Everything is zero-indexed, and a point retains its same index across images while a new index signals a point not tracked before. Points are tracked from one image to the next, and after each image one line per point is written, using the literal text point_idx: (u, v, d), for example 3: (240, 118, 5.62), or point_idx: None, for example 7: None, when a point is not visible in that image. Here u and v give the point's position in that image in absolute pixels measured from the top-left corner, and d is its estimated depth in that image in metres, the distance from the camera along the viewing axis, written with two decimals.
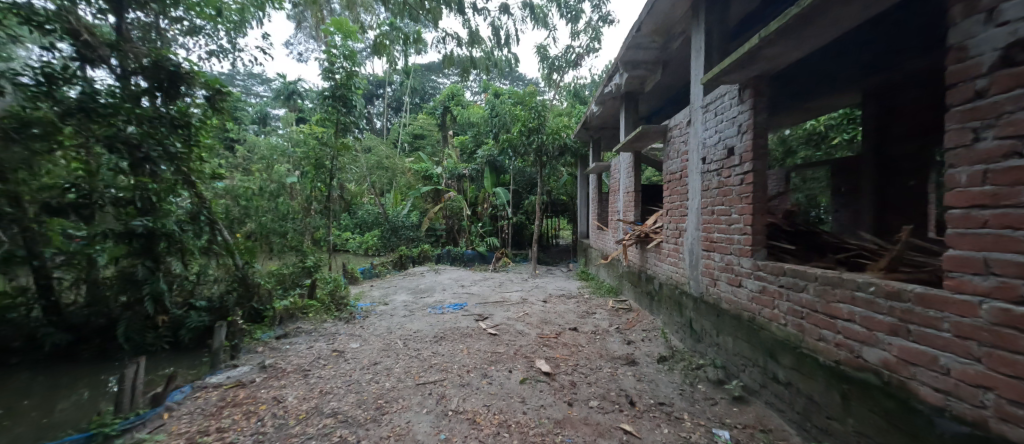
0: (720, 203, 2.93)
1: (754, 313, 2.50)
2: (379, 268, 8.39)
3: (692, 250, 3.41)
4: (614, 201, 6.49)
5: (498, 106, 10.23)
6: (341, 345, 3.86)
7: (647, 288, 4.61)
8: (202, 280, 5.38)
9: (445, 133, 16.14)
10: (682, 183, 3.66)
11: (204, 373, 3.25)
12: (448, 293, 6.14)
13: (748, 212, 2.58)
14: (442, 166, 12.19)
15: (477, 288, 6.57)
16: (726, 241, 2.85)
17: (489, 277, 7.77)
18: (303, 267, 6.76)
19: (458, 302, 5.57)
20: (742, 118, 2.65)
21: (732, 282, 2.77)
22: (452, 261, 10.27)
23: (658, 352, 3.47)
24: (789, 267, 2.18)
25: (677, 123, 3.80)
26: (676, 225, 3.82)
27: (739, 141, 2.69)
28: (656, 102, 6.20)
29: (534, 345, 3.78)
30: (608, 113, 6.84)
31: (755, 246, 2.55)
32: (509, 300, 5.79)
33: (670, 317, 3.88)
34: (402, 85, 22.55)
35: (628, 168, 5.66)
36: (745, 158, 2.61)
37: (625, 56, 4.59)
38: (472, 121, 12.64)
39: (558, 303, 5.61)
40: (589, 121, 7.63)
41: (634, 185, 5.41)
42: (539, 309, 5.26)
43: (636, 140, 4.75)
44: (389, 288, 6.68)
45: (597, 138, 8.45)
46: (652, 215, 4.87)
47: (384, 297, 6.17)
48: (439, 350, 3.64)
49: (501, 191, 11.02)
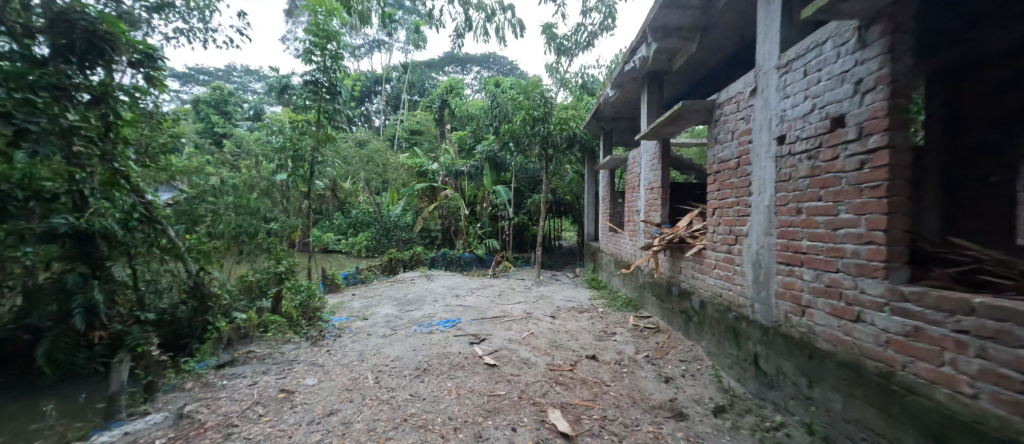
0: (816, 198, 2.05)
1: (891, 367, 1.63)
2: (365, 273, 7.47)
3: (760, 263, 2.52)
4: (632, 200, 5.64)
5: (499, 96, 9.33)
6: (293, 381, 2.99)
7: (682, 306, 3.74)
8: (151, 287, 4.34)
9: (443, 128, 15.26)
10: (740, 173, 2.79)
11: (93, 429, 2.36)
12: (439, 305, 5.26)
13: (879, 211, 1.69)
14: (438, 162, 11.31)
15: (473, 299, 5.68)
16: (827, 252, 1.97)
17: (487, 285, 6.88)
18: (274, 272, 5.87)
19: (450, 317, 4.70)
20: (863, 70, 1.77)
21: (841, 314, 1.89)
22: (447, 265, 9.34)
23: (710, 399, 2.61)
24: (980, 300, 1.30)
25: (730, 96, 2.92)
26: (729, 228, 2.95)
27: (855, 105, 1.82)
28: (685, 83, 5.35)
29: (545, 384, 2.90)
30: (626, 97, 5.98)
31: (891, 263, 1.66)
32: (510, 315, 4.90)
33: (719, 348, 3.02)
34: (401, 80, 21.68)
35: (651, 159, 4.80)
36: (872, 130, 1.73)
37: (657, 20, 3.73)
38: (471, 115, 11.77)
39: (568, 319, 4.71)
40: (601, 110, 6.78)
41: (659, 180, 4.55)
42: (547, 327, 4.37)
43: (668, 123, 3.88)
44: (373, 298, 5.82)
45: (609, 130, 7.62)
46: (686, 216, 4.02)
47: (364, 309, 5.30)
48: (419, 391, 2.77)
49: (502, 189, 10.13)
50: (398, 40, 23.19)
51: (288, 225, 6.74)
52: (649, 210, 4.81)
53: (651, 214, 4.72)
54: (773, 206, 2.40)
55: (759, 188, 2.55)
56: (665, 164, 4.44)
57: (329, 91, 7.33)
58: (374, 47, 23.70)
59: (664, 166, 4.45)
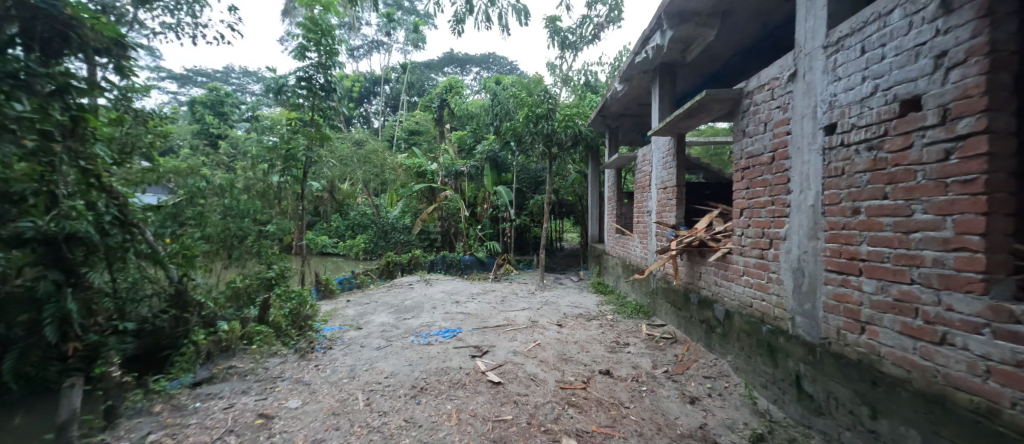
0: (881, 195, 1.74)
1: (994, 404, 1.32)
2: (361, 277, 7.15)
3: (804, 270, 2.21)
4: (642, 200, 5.33)
5: (501, 93, 9.04)
6: (274, 403, 2.67)
7: (703, 315, 3.43)
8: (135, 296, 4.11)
9: (442, 128, 15.00)
10: (775, 168, 2.48)
11: None
12: (438, 313, 4.95)
13: (974, 210, 1.38)
14: (438, 163, 11.01)
15: (474, 305, 5.36)
16: (897, 259, 1.66)
17: (489, 290, 6.56)
18: (264, 278, 5.56)
19: (449, 326, 4.38)
20: (949, 40, 1.46)
21: (917, 335, 1.58)
22: (447, 268, 9.01)
23: (745, 425, 2.30)
24: None
25: (763, 82, 2.61)
26: (761, 230, 2.63)
27: (936, 83, 1.52)
28: (699, 76, 5.06)
29: (557, 406, 2.59)
30: (635, 92, 5.68)
31: (991, 275, 1.35)
32: (514, 323, 4.59)
33: (750, 364, 2.71)
34: (400, 81, 21.45)
35: (664, 156, 4.49)
36: (962, 112, 1.42)
37: (674, 4, 3.43)
38: (470, 113, 11.49)
39: (577, 328, 4.40)
40: (608, 106, 6.48)
41: (674, 178, 4.23)
42: (554, 337, 4.05)
43: (685, 117, 3.58)
44: (368, 305, 5.51)
45: (615, 127, 7.34)
46: (705, 217, 3.71)
47: (358, 316, 4.99)
48: (415, 416, 2.45)
49: (503, 189, 9.83)
50: (397, 40, 22.97)
51: (280, 228, 6.44)
52: (662, 211, 4.51)
53: (665, 214, 4.41)
54: (820, 205, 2.09)
55: (801, 185, 2.24)
56: (680, 160, 4.13)
57: (323, 89, 7.05)
58: (373, 47, 23.48)
59: (679, 163, 4.14)
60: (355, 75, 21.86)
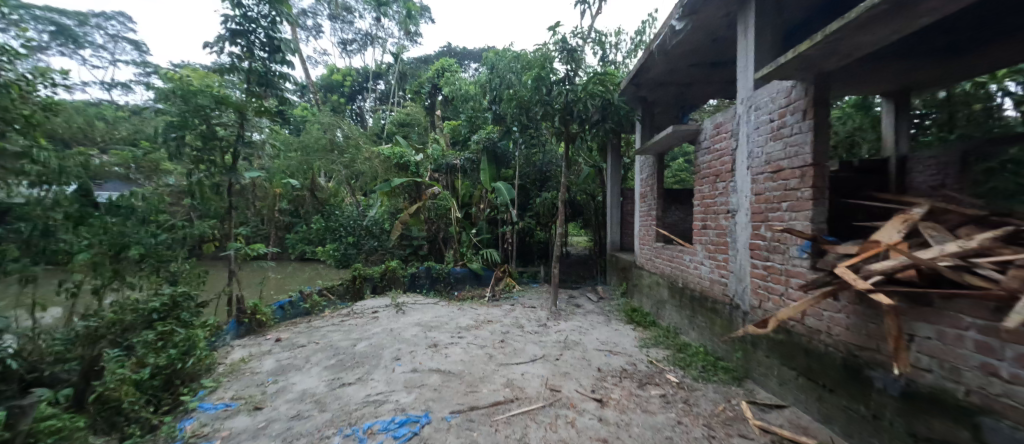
0: None
1: None
2: (312, 300, 5.29)
3: None
4: (715, 194, 3.54)
5: (503, 64, 7.25)
6: None
7: (930, 428, 1.63)
8: None
9: (434, 118, 13.27)
10: None
11: None
12: (399, 371, 3.11)
13: None
14: (424, 154, 9.19)
15: (459, 353, 3.52)
16: None
17: (484, 321, 4.72)
18: (142, 309, 3.65)
19: (426, 414, 2.46)
20: None
21: None
22: (431, 284, 7.10)
23: None
24: None
25: None
26: None
27: None
28: (807, 4, 3.26)
29: None
30: (698, 35, 3.94)
31: None
32: (521, 396, 2.75)
33: None
34: (391, 73, 19.66)
35: (774, 119, 2.69)
36: None
37: None
38: (465, 96, 9.67)
39: (629, 411, 2.54)
40: (650, 66, 4.71)
41: (804, 152, 2.39)
42: (597, 440, 2.20)
43: (878, 20, 1.77)
44: (303, 350, 3.70)
45: (650, 102, 5.67)
46: (901, 221, 1.92)
47: (275, 376, 3.16)
48: None
49: (503, 185, 8.02)
50: (390, 33, 21.27)
51: (192, 233, 4.59)
52: (770, 210, 2.69)
53: (777, 214, 2.61)
54: None
55: None
56: (816, 117, 2.32)
57: (264, 47, 5.30)
58: (365, 41, 21.78)
59: (814, 122, 2.32)
60: (344, 68, 20.12)
